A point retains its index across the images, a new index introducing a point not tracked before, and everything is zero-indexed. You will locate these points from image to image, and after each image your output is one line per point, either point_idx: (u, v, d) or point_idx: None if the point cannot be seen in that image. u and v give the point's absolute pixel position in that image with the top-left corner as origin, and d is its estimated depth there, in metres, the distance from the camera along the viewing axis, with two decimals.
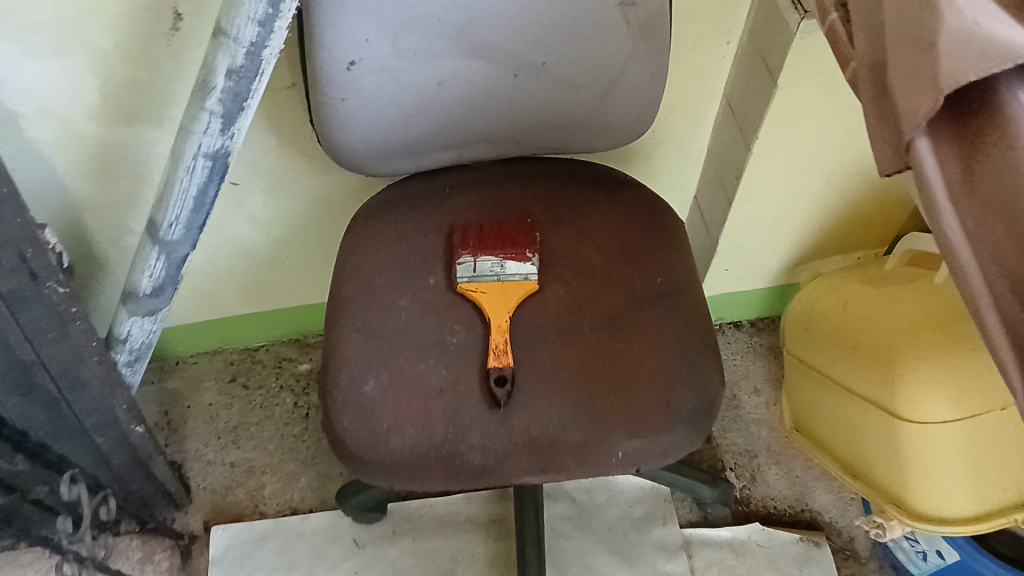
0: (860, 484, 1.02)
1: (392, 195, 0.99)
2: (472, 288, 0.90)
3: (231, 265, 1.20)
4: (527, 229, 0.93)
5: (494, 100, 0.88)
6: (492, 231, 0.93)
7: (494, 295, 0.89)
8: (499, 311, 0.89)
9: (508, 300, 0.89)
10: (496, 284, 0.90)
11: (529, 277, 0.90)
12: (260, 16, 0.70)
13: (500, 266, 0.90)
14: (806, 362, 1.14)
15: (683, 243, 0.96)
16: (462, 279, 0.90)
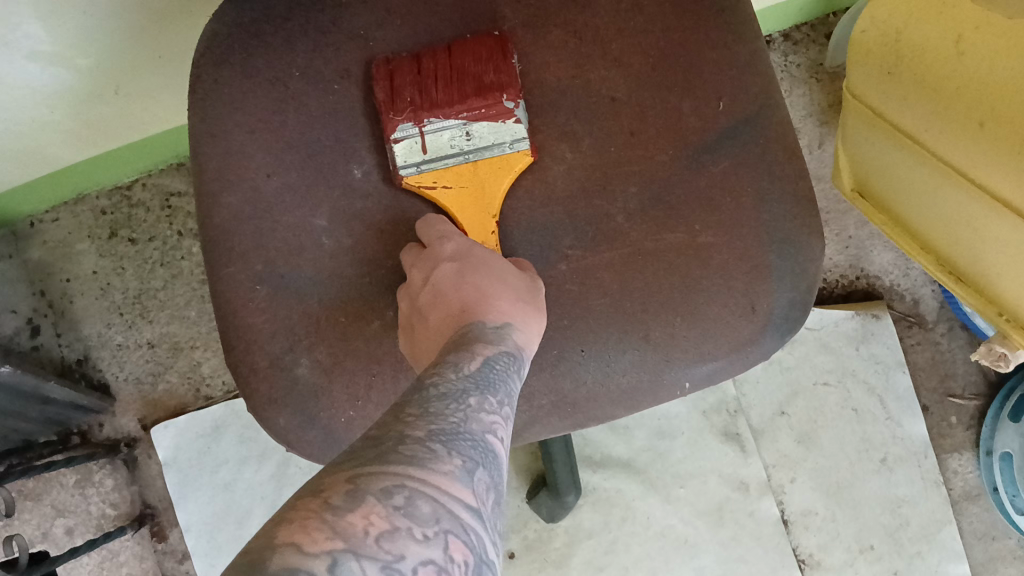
0: (964, 289, 0.80)
1: (246, 17, 0.57)
2: (430, 182, 0.57)
3: (36, 113, 0.79)
4: (498, 56, 0.55)
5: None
6: (440, 67, 0.56)
7: (467, 188, 0.57)
8: (480, 215, 0.57)
9: (491, 193, 0.57)
10: (465, 168, 0.57)
11: (517, 147, 0.56)
12: None
13: (470, 137, 0.56)
14: (890, 120, 0.82)
15: (749, 22, 0.58)
16: (410, 170, 0.56)
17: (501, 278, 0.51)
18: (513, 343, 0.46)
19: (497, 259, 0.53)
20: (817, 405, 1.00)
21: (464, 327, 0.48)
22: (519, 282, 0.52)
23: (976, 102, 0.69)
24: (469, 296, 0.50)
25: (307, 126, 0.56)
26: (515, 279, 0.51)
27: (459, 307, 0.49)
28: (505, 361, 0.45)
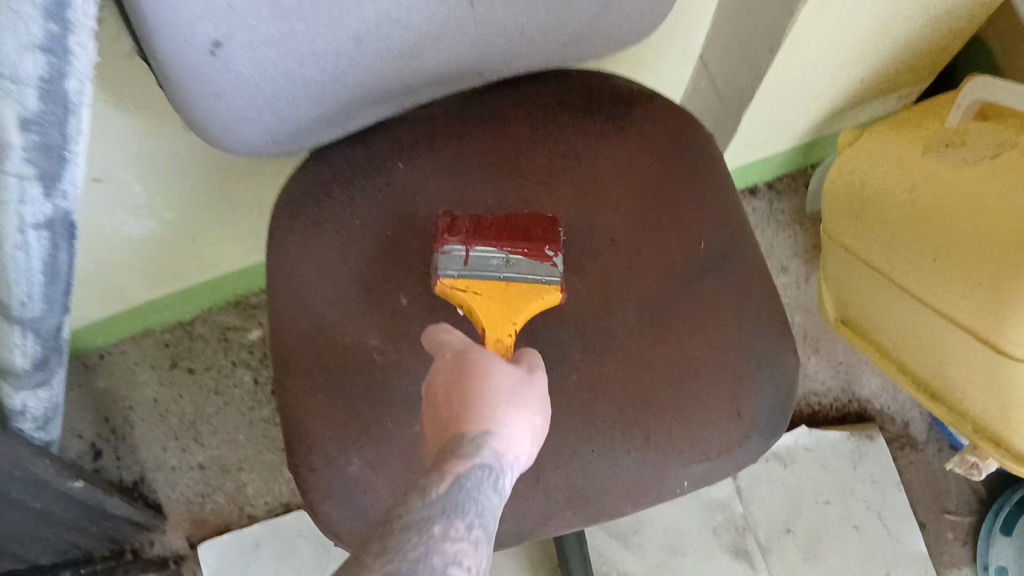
0: (936, 406, 0.89)
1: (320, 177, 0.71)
2: (462, 286, 0.64)
3: (128, 255, 0.93)
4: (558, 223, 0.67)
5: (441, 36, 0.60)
6: (506, 221, 0.67)
7: (495, 300, 0.64)
8: (503, 323, 0.63)
9: (519, 310, 0.63)
10: (499, 283, 0.64)
11: (553, 284, 0.64)
12: (40, 41, 0.41)
13: (512, 262, 0.64)
14: (858, 256, 0.93)
15: (725, 177, 0.72)
16: (449, 273, 0.64)
17: (491, 382, 0.52)
18: (494, 455, 0.48)
19: (484, 363, 0.54)
20: (821, 523, 1.06)
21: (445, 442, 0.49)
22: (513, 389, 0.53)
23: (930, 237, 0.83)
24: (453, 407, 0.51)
25: (365, 264, 0.68)
26: (499, 386, 0.52)
27: (443, 419, 0.51)
28: (479, 473, 0.46)
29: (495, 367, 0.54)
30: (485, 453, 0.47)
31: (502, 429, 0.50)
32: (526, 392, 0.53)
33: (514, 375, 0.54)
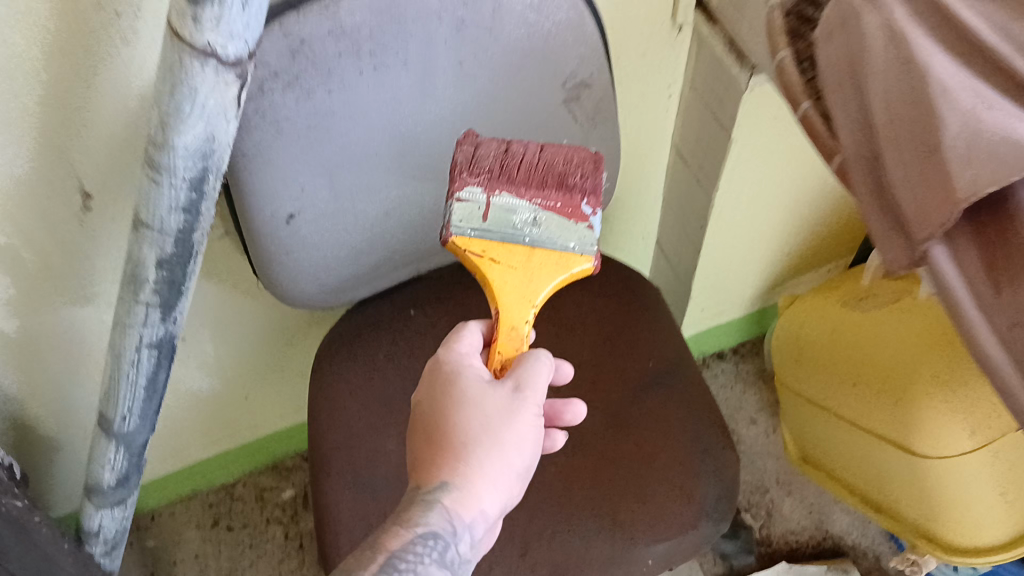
0: (881, 517, 1.03)
1: (353, 325, 0.92)
2: (478, 249, 0.64)
3: (191, 410, 1.12)
4: (590, 159, 0.66)
5: (447, 213, 0.84)
6: (532, 159, 0.65)
7: (515, 269, 0.64)
8: (520, 301, 0.64)
9: (534, 274, 0.64)
10: (521, 249, 0.65)
11: (581, 248, 0.65)
12: (183, 203, 0.64)
13: (536, 216, 0.64)
14: (800, 395, 1.10)
15: (667, 317, 0.92)
16: (462, 229, 0.64)
17: (466, 427, 0.59)
18: (440, 519, 0.57)
19: (470, 402, 0.60)
20: None
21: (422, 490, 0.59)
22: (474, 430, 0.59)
23: (850, 370, 1.00)
24: (436, 451, 0.60)
25: (386, 385, 0.88)
26: (473, 434, 0.59)
27: (427, 462, 0.60)
28: (428, 538, 0.56)
29: (478, 408, 0.59)
30: (430, 518, 0.57)
31: (464, 489, 0.58)
32: (505, 433, 0.58)
33: (496, 415, 0.59)
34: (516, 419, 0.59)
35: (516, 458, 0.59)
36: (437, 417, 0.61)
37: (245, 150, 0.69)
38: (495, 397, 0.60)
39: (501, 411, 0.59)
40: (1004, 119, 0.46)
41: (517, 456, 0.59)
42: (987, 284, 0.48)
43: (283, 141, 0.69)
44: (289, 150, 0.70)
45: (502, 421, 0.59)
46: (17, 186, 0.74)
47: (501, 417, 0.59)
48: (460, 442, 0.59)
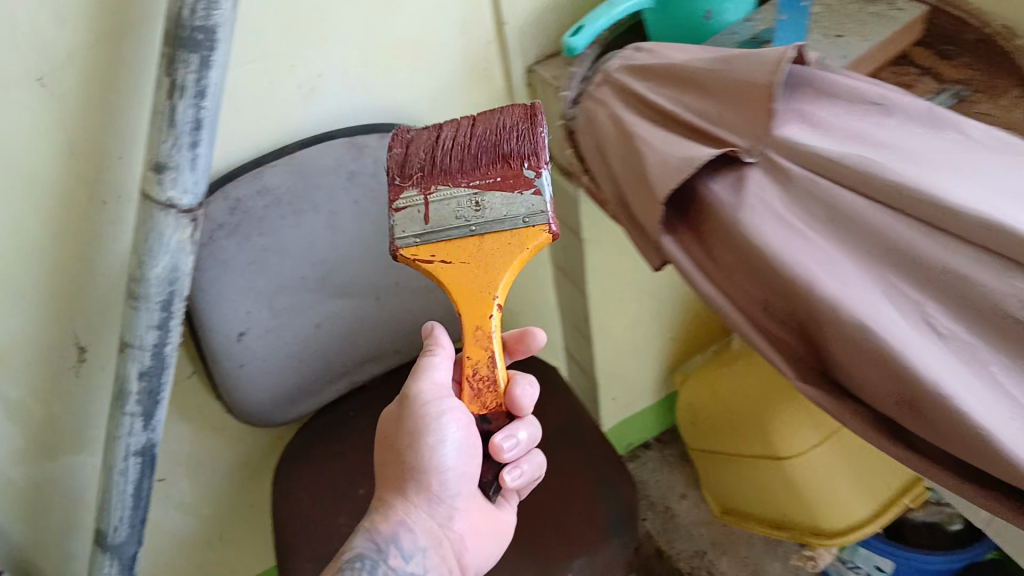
0: (782, 533, 1.18)
1: (308, 435, 1.12)
2: (428, 254, 0.74)
3: (176, 554, 1.26)
4: (522, 121, 0.75)
5: (369, 324, 1.07)
6: (464, 140, 0.75)
7: (467, 261, 0.73)
8: (480, 307, 0.72)
9: (490, 275, 0.73)
10: (469, 246, 0.73)
11: (535, 223, 0.73)
12: (156, 322, 0.85)
13: (478, 203, 0.73)
14: (701, 449, 1.29)
15: (561, 389, 1.14)
16: (408, 240, 0.74)
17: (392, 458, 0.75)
18: (366, 541, 0.73)
19: (393, 437, 0.76)
20: None
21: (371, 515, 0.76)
22: (401, 449, 0.74)
23: (727, 413, 1.18)
24: (384, 481, 0.77)
25: (337, 475, 1.06)
26: (393, 462, 0.75)
27: (383, 491, 0.77)
28: (360, 555, 0.73)
29: (398, 440, 0.75)
30: (359, 542, 0.74)
31: (388, 514, 0.74)
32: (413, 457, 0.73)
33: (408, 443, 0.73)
34: (423, 427, 0.72)
35: (431, 469, 0.71)
36: (387, 441, 0.76)
37: (201, 285, 0.92)
38: (411, 414, 0.74)
39: (413, 426, 0.73)
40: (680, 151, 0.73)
41: (430, 469, 0.72)
42: (702, 252, 0.74)
43: (229, 274, 0.93)
44: (234, 280, 0.93)
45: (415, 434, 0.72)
46: (28, 348, 0.95)
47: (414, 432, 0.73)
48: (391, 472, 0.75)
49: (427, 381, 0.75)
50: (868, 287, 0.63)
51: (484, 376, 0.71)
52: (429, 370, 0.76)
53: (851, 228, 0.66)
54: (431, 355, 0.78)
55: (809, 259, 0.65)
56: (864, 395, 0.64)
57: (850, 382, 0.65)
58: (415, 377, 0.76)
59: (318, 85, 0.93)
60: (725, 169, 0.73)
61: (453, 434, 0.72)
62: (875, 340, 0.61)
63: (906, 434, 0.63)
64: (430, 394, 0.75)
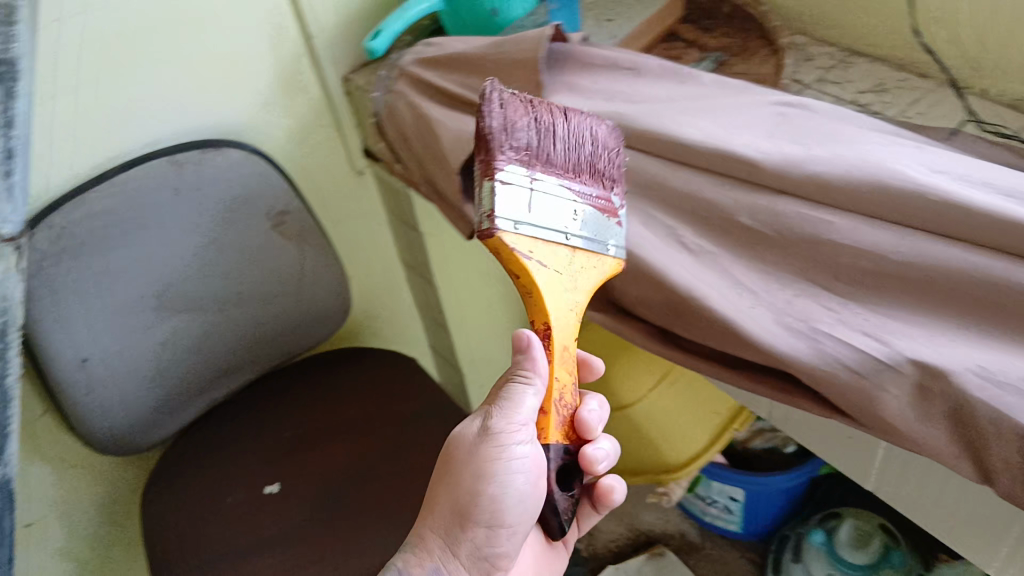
0: None
1: (313, 386, 1.11)
2: (523, 256, 0.58)
3: None
4: (591, 137, 0.64)
5: (290, 288, 1.03)
6: (565, 141, 0.62)
7: (555, 272, 0.61)
8: (569, 334, 0.62)
9: (575, 300, 0.62)
10: (569, 250, 0.61)
11: (611, 255, 0.64)
12: (169, 181, 0.89)
13: (585, 222, 0.62)
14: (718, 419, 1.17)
15: None
16: (507, 224, 0.57)
17: (461, 503, 0.60)
18: None
19: (464, 489, 0.60)
20: None
21: (408, 545, 0.62)
22: (462, 500, 0.60)
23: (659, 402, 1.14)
24: (439, 522, 0.61)
25: (342, 430, 1.05)
26: (464, 497, 0.59)
27: (433, 504, 0.62)
28: None
29: (469, 479, 0.60)
30: None
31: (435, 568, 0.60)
32: (498, 492, 0.58)
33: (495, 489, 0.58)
34: (492, 478, 0.58)
35: (498, 492, 0.59)
36: (445, 476, 0.61)
37: (208, 163, 0.91)
38: (483, 460, 0.58)
39: (490, 484, 0.58)
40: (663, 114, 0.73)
41: (490, 517, 0.59)
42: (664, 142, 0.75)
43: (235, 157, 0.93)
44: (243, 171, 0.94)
45: (489, 496, 0.59)
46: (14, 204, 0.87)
47: (490, 492, 0.59)
48: (445, 501, 0.61)
49: (498, 419, 0.58)
50: (824, 152, 0.65)
51: (569, 407, 0.62)
52: (511, 403, 0.58)
53: (800, 126, 0.70)
54: (524, 386, 0.58)
55: (762, 134, 0.69)
56: (719, 343, 0.65)
57: (691, 331, 0.67)
58: (498, 411, 0.59)
59: (216, 14, 0.89)
60: (614, 73, 0.80)
61: (520, 487, 0.59)
62: (892, 172, 0.61)
63: (925, 272, 0.59)
64: (509, 437, 0.58)
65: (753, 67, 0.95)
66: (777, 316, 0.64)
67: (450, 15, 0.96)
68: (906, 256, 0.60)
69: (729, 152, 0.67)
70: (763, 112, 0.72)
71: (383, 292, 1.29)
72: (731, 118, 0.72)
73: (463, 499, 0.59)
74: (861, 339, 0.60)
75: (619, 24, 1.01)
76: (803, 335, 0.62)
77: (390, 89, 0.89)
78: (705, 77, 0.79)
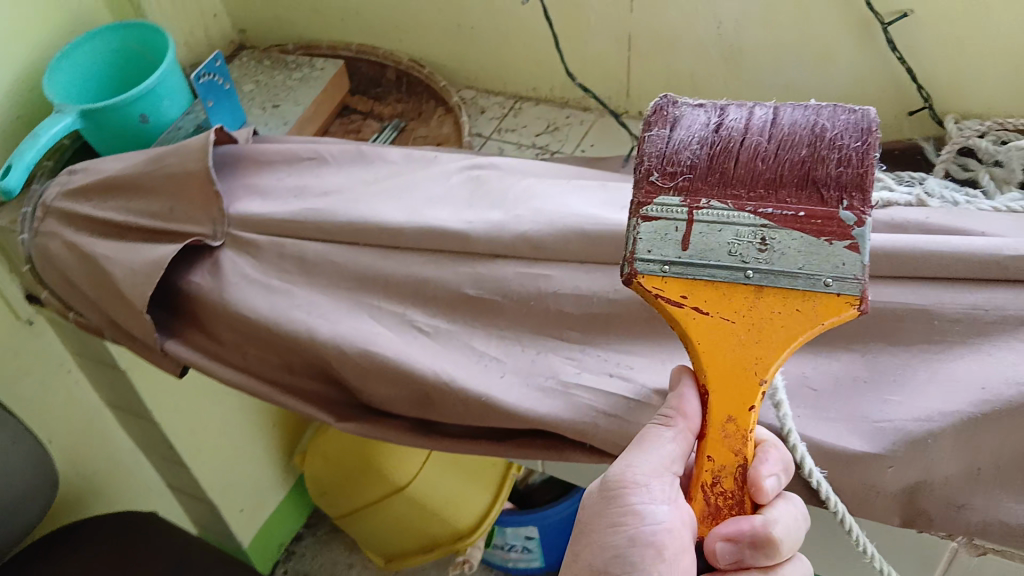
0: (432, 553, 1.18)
1: None
2: (679, 294, 0.48)
3: None
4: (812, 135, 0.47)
5: None
6: (760, 152, 0.47)
7: (731, 322, 0.48)
8: (743, 395, 0.49)
9: (756, 343, 0.48)
10: (733, 294, 0.48)
11: (807, 286, 0.46)
12: None
13: (778, 239, 0.46)
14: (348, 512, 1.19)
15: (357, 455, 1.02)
16: (652, 265, 0.48)
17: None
18: None
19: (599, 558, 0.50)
20: None
21: None
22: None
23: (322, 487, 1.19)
24: None
25: None
26: (595, 574, 0.50)
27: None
28: None
29: (600, 542, 0.51)
30: None
31: None
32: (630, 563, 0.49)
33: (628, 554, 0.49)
34: (624, 541, 0.50)
35: (633, 557, 0.49)
36: (570, 547, 0.53)
37: None
38: (607, 523, 0.51)
39: (614, 553, 0.50)
40: (368, 203, 0.70)
41: None
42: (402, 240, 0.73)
43: None
44: None
45: (612, 573, 0.49)
46: None
47: (616, 567, 0.49)
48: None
49: (621, 467, 0.52)
50: (519, 214, 0.67)
51: (738, 479, 0.50)
52: (638, 450, 0.51)
53: (490, 190, 0.72)
54: (661, 428, 0.52)
55: (459, 204, 0.70)
56: (468, 422, 0.63)
57: (439, 415, 0.64)
58: (624, 461, 0.52)
59: None
60: (304, 167, 0.76)
61: (654, 570, 0.48)
62: (591, 218, 0.65)
63: (643, 304, 0.62)
64: (638, 493, 0.50)
65: (430, 131, 0.96)
66: (525, 380, 0.63)
67: (90, 128, 0.82)
68: (620, 291, 0.63)
69: (441, 230, 0.66)
70: (453, 181, 0.73)
71: (92, 450, 1.10)
72: (429, 193, 0.72)
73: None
74: (605, 385, 0.61)
75: (289, 107, 0.95)
76: (555, 393, 0.62)
77: (37, 231, 0.76)
78: (390, 152, 0.78)
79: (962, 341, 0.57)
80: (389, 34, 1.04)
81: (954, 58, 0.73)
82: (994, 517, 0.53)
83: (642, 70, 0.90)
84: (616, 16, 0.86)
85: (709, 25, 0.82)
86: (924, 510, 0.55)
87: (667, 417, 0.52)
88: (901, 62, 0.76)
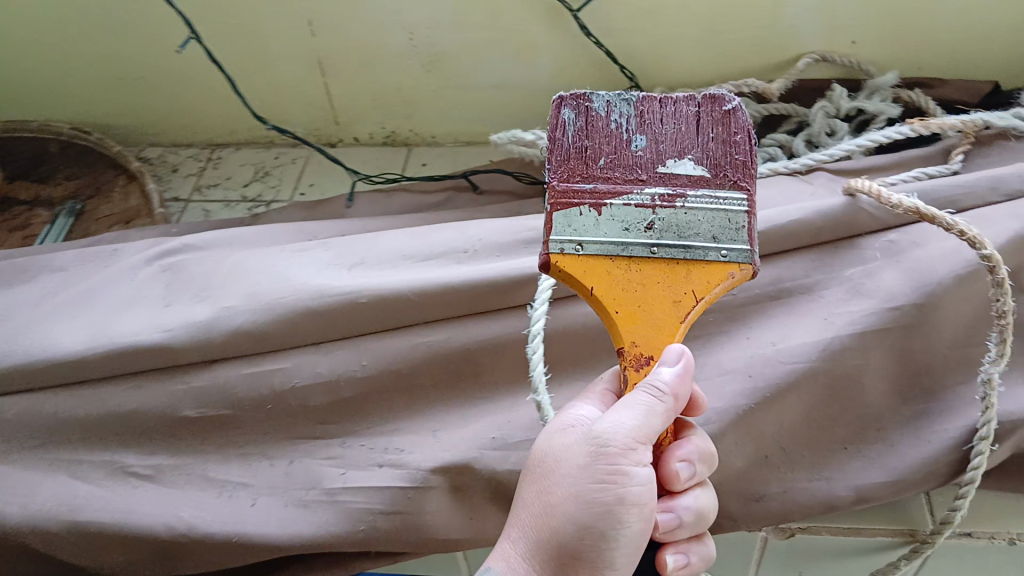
0: None
1: None
2: (597, 273, 0.44)
3: None
4: (711, 121, 0.45)
5: None
6: (682, 140, 0.45)
7: (658, 282, 0.44)
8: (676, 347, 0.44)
9: (675, 318, 0.44)
10: (657, 269, 0.43)
11: (734, 258, 0.43)
12: None
13: (696, 217, 0.43)
14: None
15: None
16: (565, 246, 0.44)
17: (575, 529, 0.42)
18: None
19: (584, 506, 0.42)
20: None
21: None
22: (560, 535, 0.42)
23: None
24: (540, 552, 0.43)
25: None
26: (577, 524, 0.42)
27: (536, 529, 0.43)
28: None
29: (584, 488, 0.42)
30: None
31: None
32: (619, 514, 0.42)
33: (615, 504, 0.42)
34: (615, 496, 0.42)
35: (622, 514, 0.42)
36: (536, 496, 0.44)
37: None
38: (589, 479, 0.42)
39: (598, 510, 0.42)
40: (36, 333, 0.57)
41: (610, 548, 0.42)
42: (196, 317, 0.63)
43: None
44: None
45: (598, 528, 0.42)
46: None
47: (603, 524, 0.42)
48: (554, 517, 0.43)
49: (613, 422, 0.42)
50: (228, 303, 0.56)
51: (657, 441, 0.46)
52: (634, 409, 0.42)
53: (190, 277, 0.60)
54: (653, 397, 0.42)
55: (154, 305, 0.58)
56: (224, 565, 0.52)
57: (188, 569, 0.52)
58: (615, 414, 0.43)
59: None
60: None
61: (633, 524, 0.43)
62: (315, 290, 0.56)
63: (398, 375, 0.55)
64: (628, 458, 0.42)
65: (116, 208, 0.82)
66: (282, 499, 0.52)
67: None
68: (369, 366, 0.55)
69: (135, 346, 0.54)
70: (141, 277, 0.61)
71: None
72: (114, 300, 0.59)
73: (564, 531, 0.42)
74: (374, 478, 0.52)
75: None
76: (321, 505, 0.52)
77: None
78: (59, 256, 0.64)
79: (721, 330, 0.57)
80: (40, 101, 0.88)
81: (651, 30, 0.72)
82: (792, 500, 0.53)
83: (344, 92, 0.81)
84: (298, 42, 0.77)
85: (400, 35, 0.75)
86: (725, 510, 0.53)
87: (658, 378, 0.43)
88: (596, 45, 0.73)
